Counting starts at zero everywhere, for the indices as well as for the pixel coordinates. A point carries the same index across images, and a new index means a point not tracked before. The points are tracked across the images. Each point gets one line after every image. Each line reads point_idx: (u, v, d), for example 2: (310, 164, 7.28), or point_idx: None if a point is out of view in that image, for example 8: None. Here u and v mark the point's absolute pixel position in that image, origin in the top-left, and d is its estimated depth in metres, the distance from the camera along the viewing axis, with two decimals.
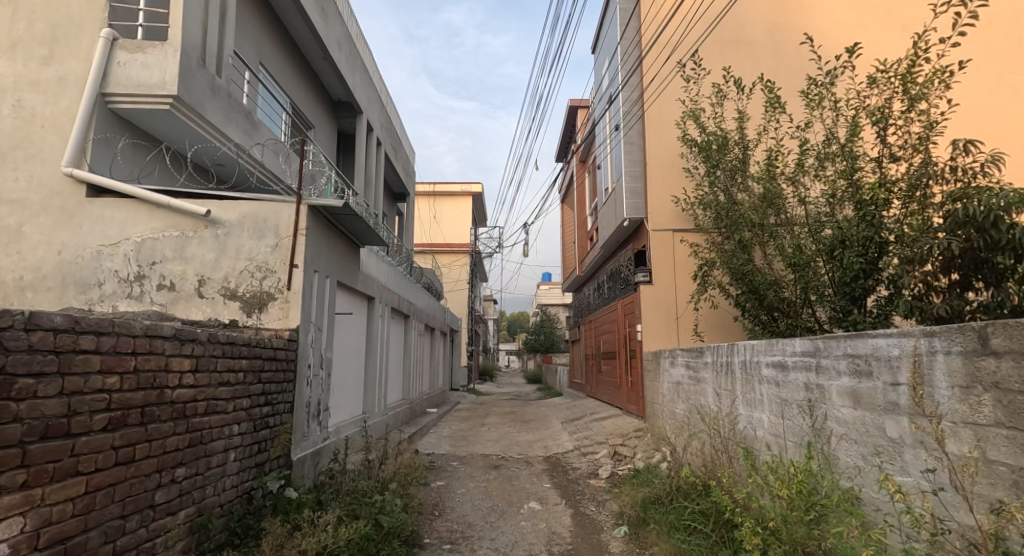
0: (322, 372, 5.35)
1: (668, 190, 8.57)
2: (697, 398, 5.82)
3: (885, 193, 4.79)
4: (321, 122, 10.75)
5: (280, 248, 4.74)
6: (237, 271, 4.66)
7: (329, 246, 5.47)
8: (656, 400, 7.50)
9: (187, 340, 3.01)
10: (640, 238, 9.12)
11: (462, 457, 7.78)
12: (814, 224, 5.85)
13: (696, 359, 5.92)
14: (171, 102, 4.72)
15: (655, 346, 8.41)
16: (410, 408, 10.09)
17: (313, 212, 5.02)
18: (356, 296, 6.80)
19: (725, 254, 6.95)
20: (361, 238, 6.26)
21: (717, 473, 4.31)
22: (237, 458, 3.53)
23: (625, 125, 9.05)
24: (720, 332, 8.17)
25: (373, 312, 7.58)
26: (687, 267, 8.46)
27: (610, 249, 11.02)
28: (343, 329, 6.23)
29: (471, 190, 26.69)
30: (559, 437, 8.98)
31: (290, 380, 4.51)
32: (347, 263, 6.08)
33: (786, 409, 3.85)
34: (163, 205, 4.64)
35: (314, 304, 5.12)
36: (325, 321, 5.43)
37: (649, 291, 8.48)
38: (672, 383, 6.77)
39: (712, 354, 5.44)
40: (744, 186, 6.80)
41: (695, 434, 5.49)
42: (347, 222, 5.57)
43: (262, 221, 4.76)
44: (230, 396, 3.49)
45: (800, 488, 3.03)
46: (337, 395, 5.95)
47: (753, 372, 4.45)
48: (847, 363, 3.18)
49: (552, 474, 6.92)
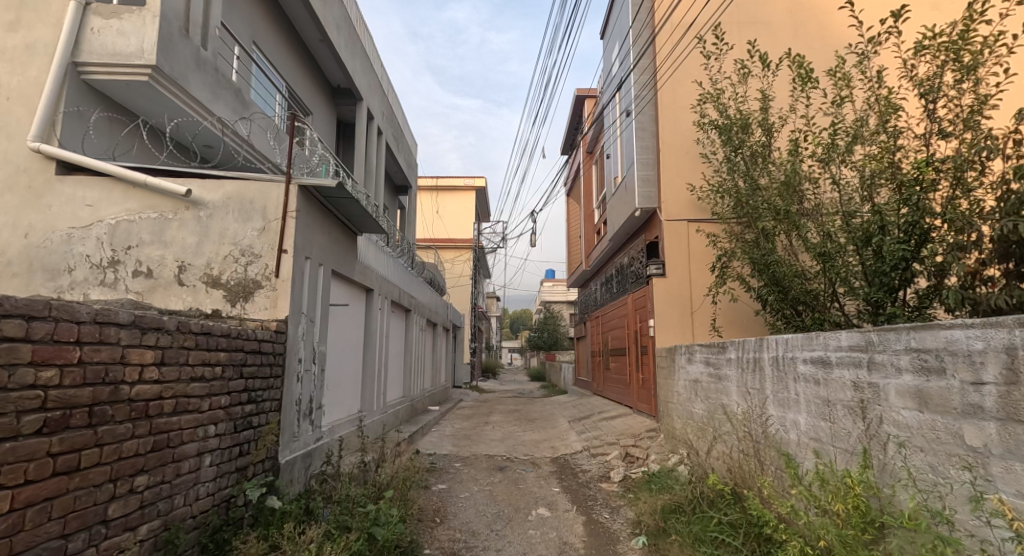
0: (315, 368, 4.96)
1: (683, 177, 8.15)
2: (718, 397, 5.40)
3: (932, 172, 4.35)
4: (319, 108, 10.38)
5: (267, 232, 4.35)
6: (221, 256, 4.27)
7: (322, 231, 5.08)
8: (671, 400, 7.09)
9: (149, 329, 2.61)
10: (652, 228, 8.70)
11: (466, 458, 7.39)
12: (847, 210, 5.42)
13: (718, 356, 5.51)
14: (150, 73, 4.32)
15: (670, 342, 7.99)
16: (410, 406, 9.72)
17: (305, 193, 4.62)
18: (353, 287, 6.40)
19: (746, 244, 6.53)
20: (359, 224, 5.88)
21: (748, 481, 3.89)
22: (213, 462, 3.14)
23: (636, 110, 8.64)
24: (738, 327, 7.75)
25: (372, 305, 7.18)
26: (703, 259, 8.04)
27: (620, 241, 10.60)
28: (339, 322, 5.84)
29: (474, 185, 26.29)
30: (567, 437, 8.58)
31: (279, 376, 4.11)
32: (343, 251, 5.69)
33: (830, 410, 3.44)
34: (141, 185, 4.24)
35: (305, 293, 4.72)
36: (317, 312, 5.03)
37: (662, 284, 8.06)
38: (689, 381, 6.36)
39: (736, 350, 5.03)
40: (769, 171, 6.36)
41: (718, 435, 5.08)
42: (342, 205, 5.18)
43: (248, 202, 4.37)
44: (205, 393, 3.09)
45: (856, 503, 2.67)
46: (331, 392, 5.55)
47: (788, 369, 4.04)
48: (909, 359, 2.76)
49: (561, 477, 6.51)
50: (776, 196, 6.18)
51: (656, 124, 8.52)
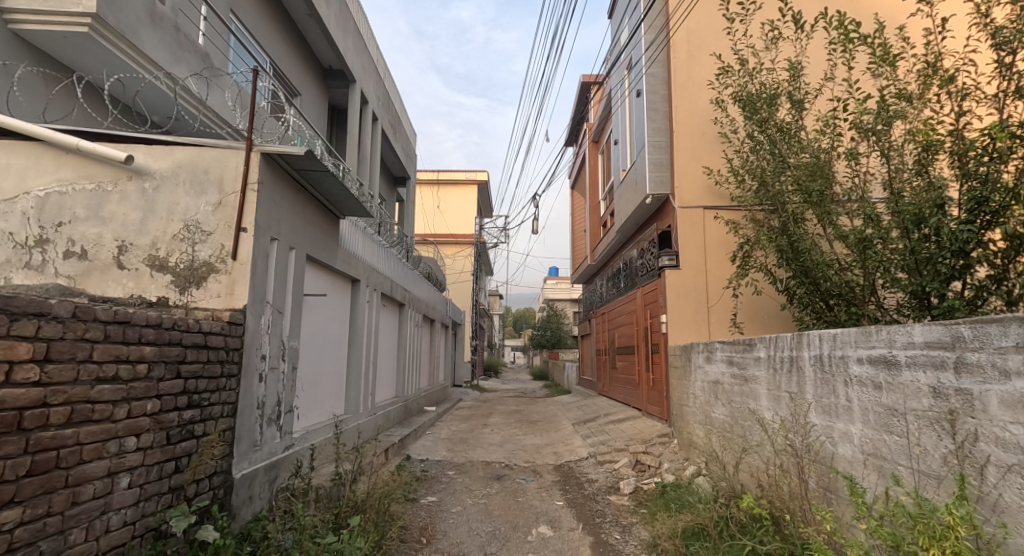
0: (284, 365, 4.35)
1: (698, 161, 7.51)
2: (744, 401, 4.77)
3: (1008, 138, 3.68)
4: (309, 90, 9.79)
5: (224, 208, 3.73)
6: (168, 235, 3.65)
7: (293, 210, 4.45)
8: (687, 403, 6.44)
9: (23, 315, 1.99)
10: (664, 216, 8.05)
11: (460, 465, 6.76)
12: (894, 187, 4.70)
13: (744, 355, 4.86)
14: (89, 23, 3.67)
15: (684, 340, 7.33)
16: (403, 407, 9.09)
17: (271, 164, 4.01)
18: (334, 276, 5.78)
19: (773, 231, 5.88)
20: (340, 204, 5.25)
21: (791, 504, 3.25)
22: (131, 484, 2.52)
23: (647, 89, 8.01)
24: (759, 324, 7.10)
25: (358, 297, 6.56)
26: (720, 249, 7.40)
27: (628, 232, 9.99)
28: (317, 314, 5.24)
29: (477, 179, 25.58)
30: (572, 442, 7.95)
31: (232, 375, 3.49)
32: (321, 235, 5.08)
33: (898, 421, 2.79)
34: (75, 151, 3.61)
35: (271, 280, 4.11)
36: (286, 302, 4.41)
37: (675, 276, 7.41)
38: (708, 382, 5.72)
39: (767, 347, 4.41)
40: (798, 149, 5.72)
41: (747, 447, 4.43)
42: (318, 181, 4.56)
43: (202, 172, 3.75)
44: (122, 397, 2.46)
45: (956, 549, 2.01)
46: (305, 393, 4.92)
47: (835, 370, 3.40)
48: (1021, 359, 2.11)
49: (565, 489, 5.87)
50: (808, 176, 5.52)
51: (669, 105, 7.91)
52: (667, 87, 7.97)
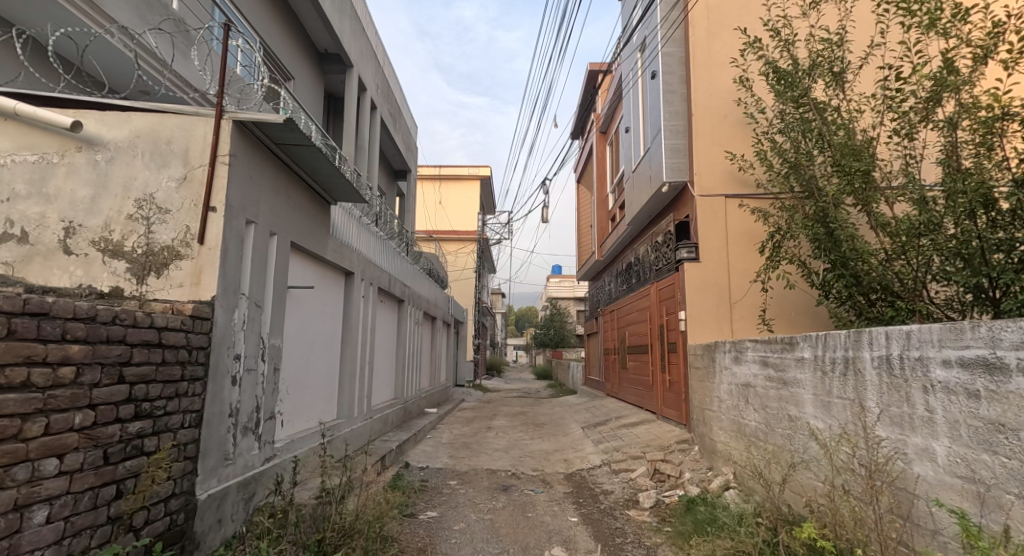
0: (263, 366, 3.83)
1: (720, 145, 7.00)
2: (783, 407, 4.24)
3: None
4: (304, 75, 9.26)
5: (190, 184, 3.20)
6: (124, 215, 3.11)
7: (274, 190, 3.92)
8: (710, 408, 5.90)
9: None
10: (682, 206, 7.52)
11: (463, 474, 6.22)
12: (943, 163, 4.35)
13: (783, 356, 4.31)
14: None
15: (705, 339, 6.77)
16: (402, 410, 8.56)
17: (247, 135, 3.48)
18: (324, 268, 5.25)
19: (808, 219, 5.33)
20: (329, 186, 4.72)
21: (862, 535, 2.71)
22: (50, 518, 2.00)
23: (664, 70, 7.49)
24: (788, 321, 6.56)
25: (352, 292, 6.03)
26: (744, 240, 6.88)
27: (641, 225, 9.46)
28: (304, 308, 4.71)
29: (479, 174, 24.98)
30: (582, 448, 7.41)
31: (196, 379, 2.96)
32: (307, 221, 4.55)
33: (1007, 440, 2.26)
34: (12, 115, 3.05)
35: (247, 269, 3.57)
36: (266, 294, 3.88)
37: (695, 270, 6.86)
38: (738, 385, 5.18)
39: (812, 346, 3.88)
40: (838, 127, 5.16)
41: (792, 461, 3.89)
42: (302, 158, 4.03)
43: (165, 142, 3.22)
44: (35, 410, 1.95)
45: None
46: (288, 398, 4.39)
47: (909, 375, 2.86)
48: None
49: (579, 502, 5.33)
50: (849, 157, 4.97)
51: (687, 86, 7.37)
52: (685, 67, 7.43)
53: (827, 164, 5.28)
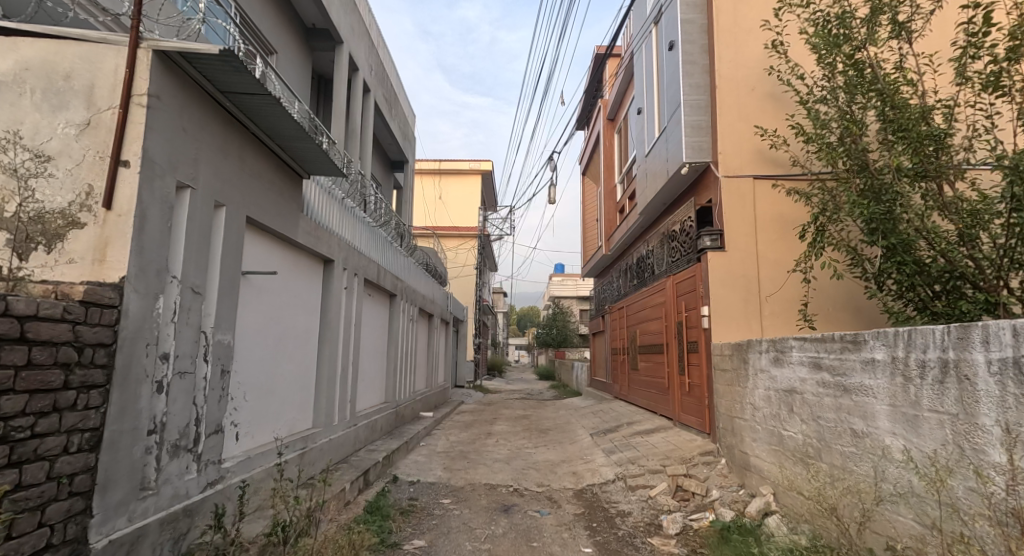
0: (202, 368, 3.07)
1: (747, 121, 6.25)
2: (845, 420, 3.47)
3: None
4: (288, 50, 8.48)
5: (94, 130, 2.45)
6: (3, 172, 2.36)
7: (220, 150, 3.17)
8: (742, 417, 5.13)
9: None
10: (704, 190, 6.74)
11: (458, 490, 5.46)
12: None
13: (843, 358, 3.54)
14: None
15: (732, 338, 5.99)
16: (392, 414, 7.80)
17: (177, 74, 2.72)
18: (293, 253, 4.49)
19: (858, 197, 4.56)
20: (298, 153, 3.96)
21: None
22: None
23: (684, 38, 6.70)
24: (830, 317, 5.80)
25: (330, 283, 5.27)
26: (775, 226, 6.12)
27: (654, 213, 8.68)
28: (263, 298, 3.94)
29: (479, 168, 24.15)
30: (593, 459, 6.65)
31: (91, 387, 2.20)
32: (266, 193, 3.78)
33: None
34: None
35: (179, 245, 2.82)
36: (207, 278, 3.12)
37: (720, 261, 6.09)
38: (779, 391, 4.42)
39: (888, 346, 3.11)
40: (900, 89, 4.37)
41: (869, 490, 3.11)
42: (256, 111, 3.27)
43: (63, 79, 2.48)
44: None
45: None
46: (242, 407, 3.63)
47: None
48: None
49: (592, 527, 4.57)
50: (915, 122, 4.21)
51: (710, 56, 6.59)
52: (707, 36, 6.65)
53: (884, 132, 4.49)
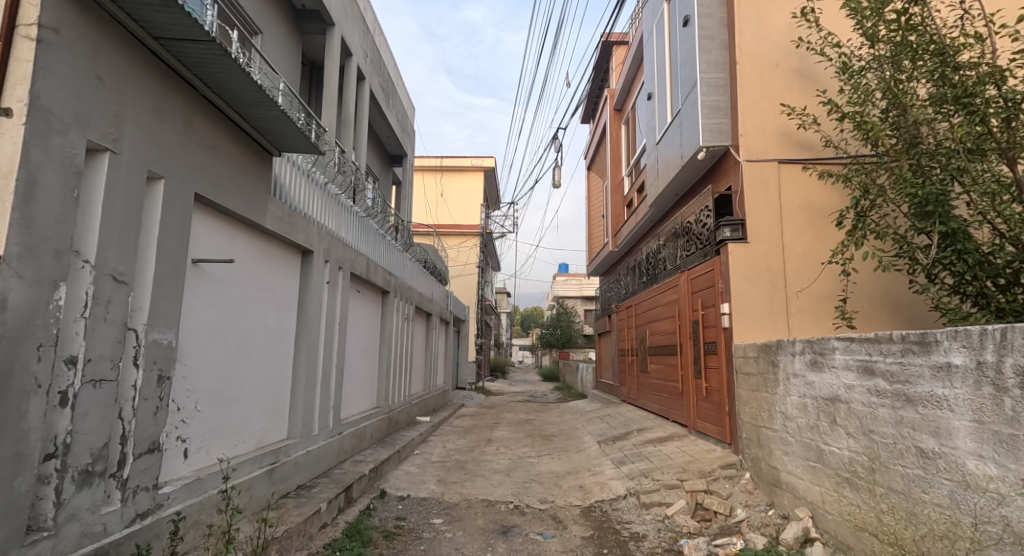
0: (129, 374, 2.52)
1: (771, 100, 5.67)
2: (909, 437, 2.88)
3: None
4: (276, 32, 7.93)
5: None
6: None
7: (154, 110, 2.62)
8: (771, 427, 4.54)
9: None
10: (723, 177, 6.15)
11: (451, 508, 4.89)
12: None
13: (905, 364, 2.96)
14: None
15: (756, 339, 5.40)
16: (385, 421, 7.24)
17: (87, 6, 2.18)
18: (261, 241, 3.94)
19: (907, 177, 3.97)
20: (262, 124, 3.41)
21: None
22: None
23: (701, 10, 6.11)
24: (872, 313, 5.24)
25: (308, 278, 4.73)
26: (804, 215, 5.53)
27: (666, 205, 8.09)
28: (218, 292, 3.40)
29: (483, 165, 23.61)
30: (601, 471, 6.07)
31: None
32: (222, 168, 3.23)
33: None
34: None
35: (92, 223, 2.27)
36: (137, 265, 2.58)
37: (742, 253, 5.49)
38: (818, 399, 3.83)
39: (970, 349, 2.52)
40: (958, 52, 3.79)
41: (959, 528, 2.49)
42: (201, 65, 2.72)
43: None
44: None
45: None
46: (190, 420, 3.08)
47: None
48: None
49: (602, 552, 4.01)
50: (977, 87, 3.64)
51: (729, 30, 6.00)
52: (726, 8, 6.06)
53: (938, 102, 3.90)
